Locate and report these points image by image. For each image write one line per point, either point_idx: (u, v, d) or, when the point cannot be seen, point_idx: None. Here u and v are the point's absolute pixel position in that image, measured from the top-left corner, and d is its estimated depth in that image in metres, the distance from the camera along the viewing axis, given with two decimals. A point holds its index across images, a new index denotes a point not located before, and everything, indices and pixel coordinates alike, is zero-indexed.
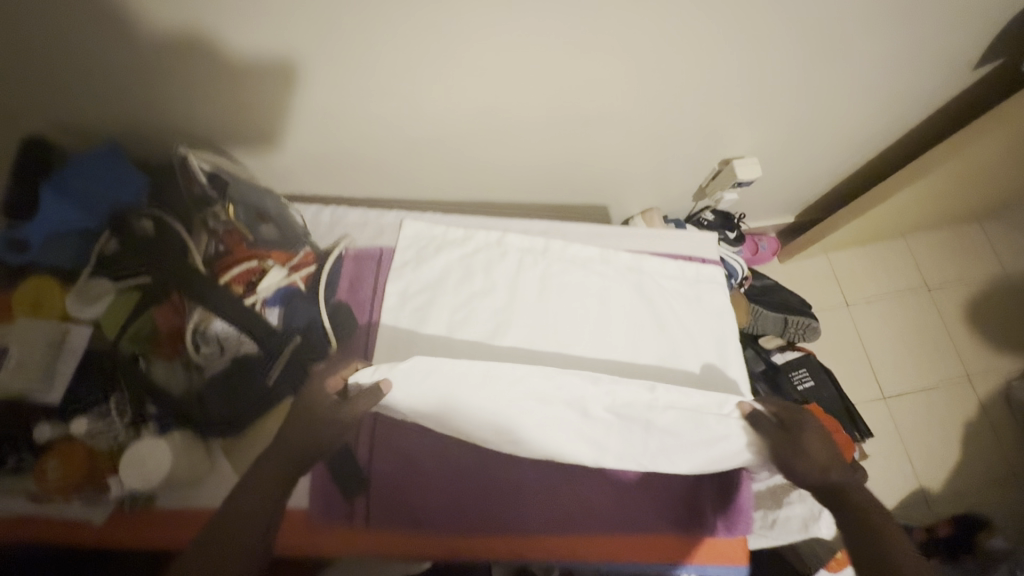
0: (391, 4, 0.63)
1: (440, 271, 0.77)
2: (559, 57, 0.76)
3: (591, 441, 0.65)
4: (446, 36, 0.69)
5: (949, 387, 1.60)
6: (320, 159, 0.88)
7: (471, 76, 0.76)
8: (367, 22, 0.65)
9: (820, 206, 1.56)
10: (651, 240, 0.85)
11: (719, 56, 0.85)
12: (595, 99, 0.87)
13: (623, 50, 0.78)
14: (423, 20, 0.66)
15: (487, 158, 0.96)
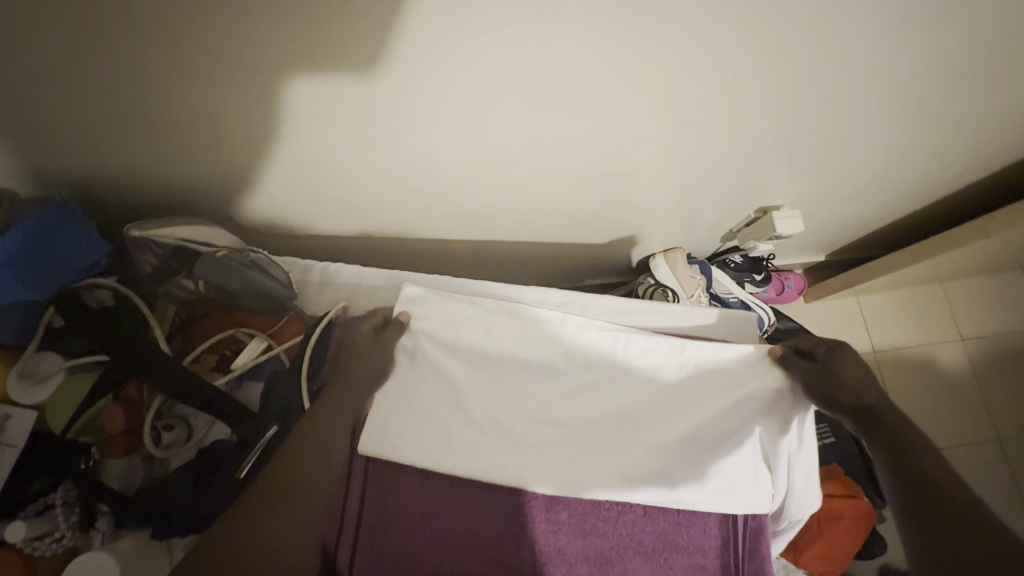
0: (409, 63, 0.52)
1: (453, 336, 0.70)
2: (599, 112, 0.65)
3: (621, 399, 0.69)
4: (469, 98, 0.58)
5: (977, 444, 1.52)
6: (317, 205, 0.79)
7: (496, 130, 0.66)
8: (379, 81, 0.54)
9: (855, 247, 1.45)
10: (683, 315, 0.75)
11: (778, 114, 0.73)
12: (629, 150, 0.76)
13: (668, 107, 0.67)
14: (448, 80, 0.55)
15: (502, 204, 0.87)
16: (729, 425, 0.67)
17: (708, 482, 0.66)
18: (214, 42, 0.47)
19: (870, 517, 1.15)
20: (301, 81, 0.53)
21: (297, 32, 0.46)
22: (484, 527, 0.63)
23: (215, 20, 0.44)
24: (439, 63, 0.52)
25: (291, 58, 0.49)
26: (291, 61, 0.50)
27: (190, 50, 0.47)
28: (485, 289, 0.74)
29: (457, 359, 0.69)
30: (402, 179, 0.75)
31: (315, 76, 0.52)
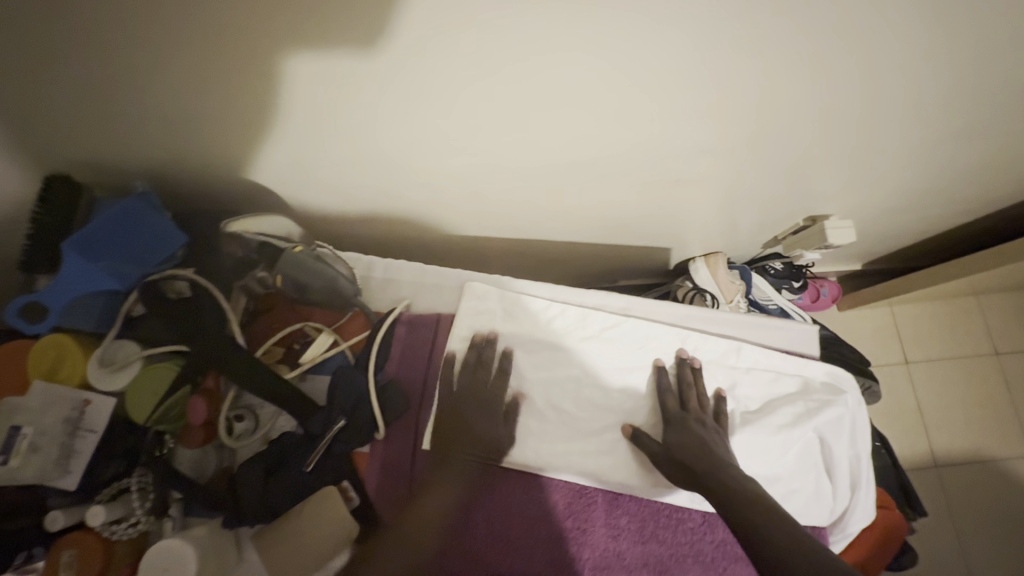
0: (499, 58, 0.52)
1: (516, 332, 0.70)
2: (675, 111, 0.64)
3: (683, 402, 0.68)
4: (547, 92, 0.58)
5: (1007, 459, 1.50)
6: (377, 197, 0.79)
7: (570, 126, 0.65)
8: (464, 76, 0.54)
9: (894, 256, 1.44)
10: (746, 322, 0.73)
11: (847, 121, 0.73)
12: (695, 155, 0.76)
13: (745, 111, 0.66)
14: (532, 76, 0.55)
15: (557, 202, 0.87)
16: (789, 434, 0.66)
17: (773, 491, 0.65)
18: (309, 33, 0.47)
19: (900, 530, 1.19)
20: (383, 71, 0.52)
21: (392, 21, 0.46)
22: (543, 527, 0.64)
23: (313, 11, 0.44)
24: (525, 56, 0.52)
25: (381, 49, 0.49)
26: (380, 52, 0.50)
27: (290, 44, 0.48)
28: (545, 289, 0.74)
29: (516, 357, 0.69)
30: (464, 173, 0.75)
31: (399, 66, 0.52)
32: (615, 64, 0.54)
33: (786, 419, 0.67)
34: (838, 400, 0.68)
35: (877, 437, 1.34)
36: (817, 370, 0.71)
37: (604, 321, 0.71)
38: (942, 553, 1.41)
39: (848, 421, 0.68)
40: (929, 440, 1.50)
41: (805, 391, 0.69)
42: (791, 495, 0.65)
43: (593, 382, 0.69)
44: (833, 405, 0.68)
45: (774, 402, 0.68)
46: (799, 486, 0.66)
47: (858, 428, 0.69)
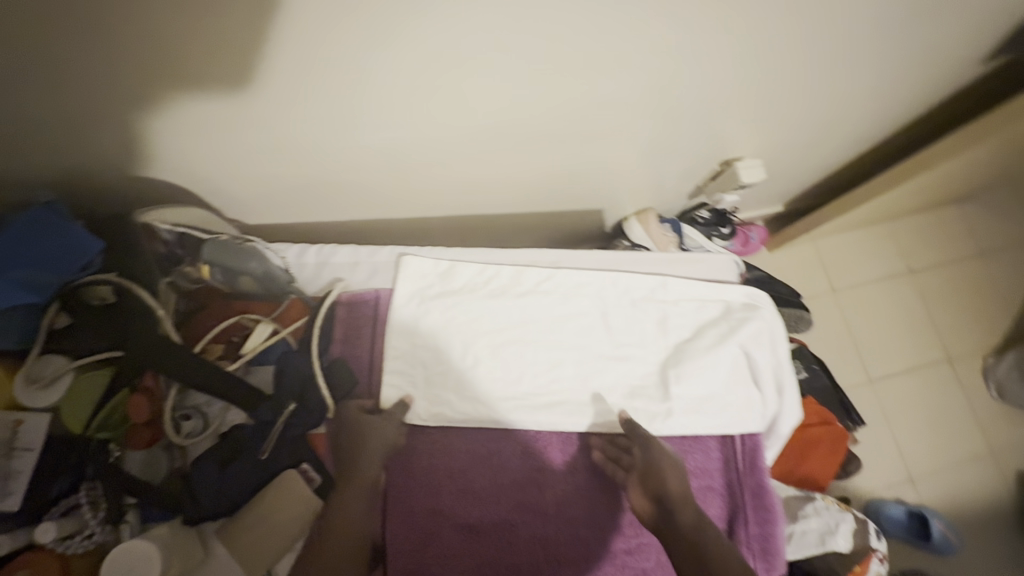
0: (385, 34, 0.53)
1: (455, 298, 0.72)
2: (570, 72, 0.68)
3: (616, 337, 0.73)
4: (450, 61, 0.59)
5: (929, 365, 1.66)
6: (301, 187, 0.80)
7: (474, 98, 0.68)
8: (355, 56, 0.55)
9: (809, 194, 1.55)
10: (667, 259, 0.79)
11: (733, 67, 0.78)
12: (603, 112, 0.80)
13: (637, 64, 0.70)
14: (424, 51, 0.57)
15: (483, 174, 0.90)
16: (716, 353, 0.72)
17: (708, 405, 0.71)
18: (189, 11, 0.46)
19: (841, 442, 1.32)
20: (277, 52, 0.53)
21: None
22: (505, 475, 0.67)
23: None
24: (420, 21, 0.53)
25: (268, 26, 0.49)
26: (267, 29, 0.50)
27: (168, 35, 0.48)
28: (479, 254, 0.77)
29: (457, 320, 0.71)
30: (384, 153, 0.76)
31: (292, 44, 0.52)
32: (509, 21, 0.56)
33: (713, 339, 0.73)
34: (755, 315, 0.75)
35: (817, 360, 1.46)
36: (737, 292, 0.77)
37: (537, 276, 0.74)
38: (883, 458, 1.54)
39: (767, 334, 0.75)
40: (861, 358, 1.63)
41: (727, 312, 0.75)
42: (723, 407, 0.71)
43: (534, 334, 0.72)
44: (751, 320, 0.74)
45: (699, 327, 0.74)
46: (731, 399, 0.72)
47: (777, 338, 0.76)
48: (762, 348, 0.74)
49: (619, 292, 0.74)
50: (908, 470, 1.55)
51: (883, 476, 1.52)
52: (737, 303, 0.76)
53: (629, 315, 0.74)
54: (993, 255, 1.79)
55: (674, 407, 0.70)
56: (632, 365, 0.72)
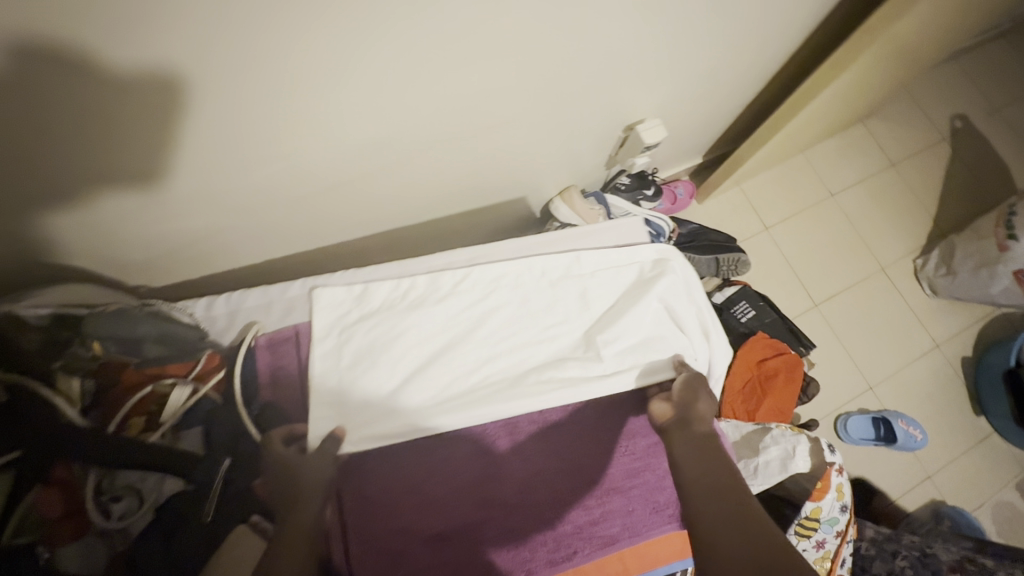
0: (235, 78, 0.52)
1: (375, 317, 0.72)
2: (440, 79, 0.67)
3: (539, 320, 0.74)
4: (328, 86, 0.58)
5: (868, 278, 1.74)
6: (205, 236, 0.76)
7: (354, 120, 0.66)
8: (213, 105, 0.53)
9: (723, 141, 1.60)
10: (576, 234, 0.81)
11: (604, 42, 0.79)
12: (490, 108, 0.80)
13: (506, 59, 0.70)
14: (282, 86, 0.55)
15: (389, 190, 0.89)
16: (636, 312, 0.74)
17: (645, 362, 0.72)
18: (34, 81, 0.44)
19: (797, 369, 1.37)
20: (147, 108, 0.51)
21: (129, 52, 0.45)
22: (461, 481, 0.67)
23: (31, 54, 0.42)
24: (289, 55, 0.52)
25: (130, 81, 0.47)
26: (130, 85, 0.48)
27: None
28: (392, 269, 0.77)
29: (380, 338, 0.70)
30: (282, 189, 0.73)
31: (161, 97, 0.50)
32: (359, 44, 0.54)
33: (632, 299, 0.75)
34: (665, 268, 0.78)
35: (762, 296, 1.53)
36: (647, 251, 0.80)
37: (452, 279, 0.75)
38: (842, 374, 1.61)
39: (682, 285, 0.78)
40: (804, 285, 1.70)
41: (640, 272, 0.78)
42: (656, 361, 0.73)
43: (458, 334, 0.72)
44: (663, 274, 0.77)
45: (616, 294, 0.76)
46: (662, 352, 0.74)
47: (691, 287, 0.80)
48: (677, 297, 0.77)
49: (534, 277, 0.76)
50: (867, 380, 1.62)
51: (845, 392, 1.59)
52: (647, 262, 0.79)
53: (547, 296, 0.75)
54: (905, 164, 1.89)
55: (612, 370, 0.71)
56: (557, 343, 0.73)
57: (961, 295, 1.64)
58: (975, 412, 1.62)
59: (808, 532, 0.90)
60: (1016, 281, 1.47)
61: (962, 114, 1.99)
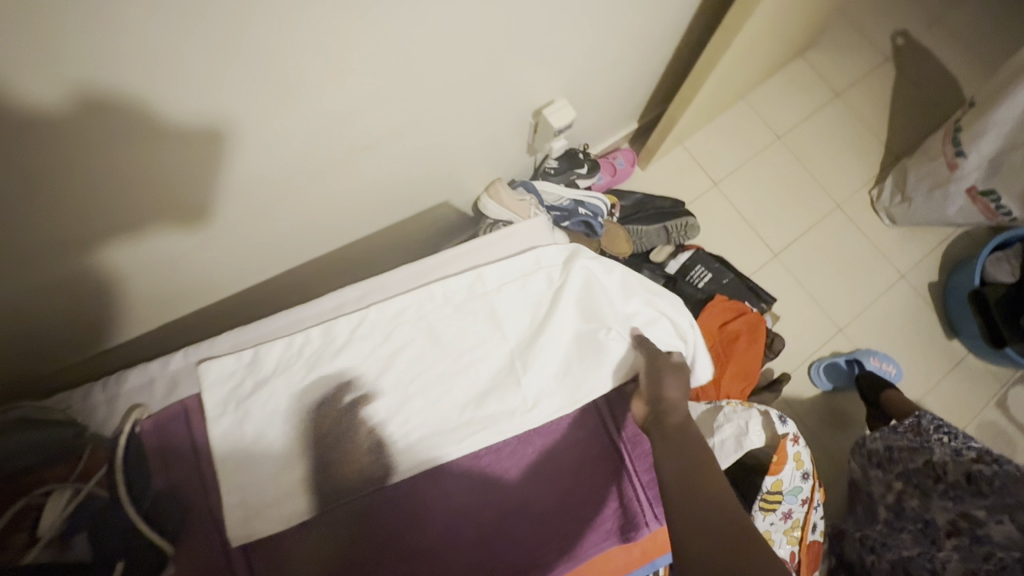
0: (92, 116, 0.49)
1: (271, 380, 0.66)
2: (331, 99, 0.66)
3: (450, 355, 0.69)
4: (228, 115, 0.58)
5: (825, 218, 1.70)
6: (111, 292, 0.74)
7: (256, 149, 0.65)
8: (76, 143, 0.51)
9: (654, 102, 1.53)
10: (475, 248, 0.76)
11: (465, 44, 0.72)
12: (352, 130, 0.73)
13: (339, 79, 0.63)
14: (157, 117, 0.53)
15: (274, 227, 0.83)
16: (547, 328, 0.70)
17: (561, 386, 0.70)
18: None
19: (758, 327, 1.35)
20: (144, 144, 0.55)
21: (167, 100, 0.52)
22: (381, 526, 0.64)
23: None
24: (210, 86, 0.53)
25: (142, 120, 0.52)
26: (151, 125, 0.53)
27: None
28: (282, 320, 0.71)
29: (282, 402, 0.66)
30: (191, 234, 0.72)
31: (168, 134, 0.55)
32: (233, 75, 0.54)
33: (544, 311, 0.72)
34: (575, 271, 0.73)
35: (716, 258, 1.49)
36: (554, 255, 0.75)
37: (348, 324, 0.69)
38: (809, 321, 1.59)
39: (597, 281, 0.73)
40: (760, 237, 1.66)
41: (549, 281, 0.73)
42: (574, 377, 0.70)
43: (365, 385, 0.67)
44: (573, 278, 0.72)
45: (525, 311, 0.72)
46: (581, 367, 0.71)
47: (614, 283, 0.74)
48: (589, 298, 0.72)
49: (437, 306, 0.71)
50: (835, 322, 1.60)
51: (814, 338, 1.57)
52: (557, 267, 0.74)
53: (454, 326, 0.70)
54: (851, 93, 1.82)
55: (536, 391, 0.69)
56: (471, 375, 0.69)
57: (919, 220, 1.60)
58: (948, 336, 1.60)
59: (773, 506, 0.88)
60: (969, 199, 1.44)
61: (903, 31, 1.91)
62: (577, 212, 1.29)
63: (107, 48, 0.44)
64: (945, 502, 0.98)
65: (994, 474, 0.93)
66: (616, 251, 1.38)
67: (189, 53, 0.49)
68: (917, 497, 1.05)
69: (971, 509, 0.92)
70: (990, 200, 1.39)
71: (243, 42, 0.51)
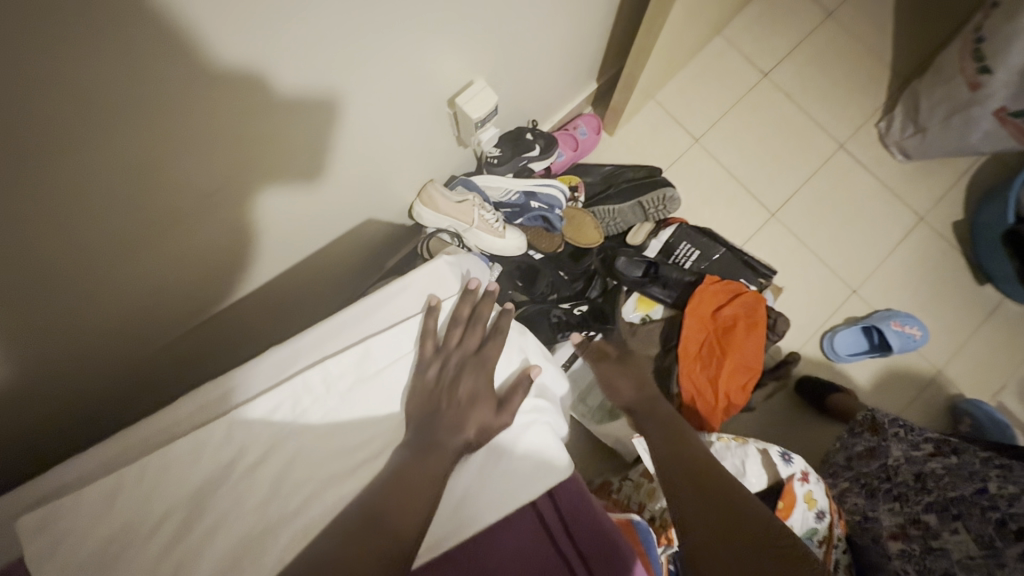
0: (168, 103, 0.46)
1: (104, 532, 0.49)
2: (382, 89, 0.71)
3: (345, 456, 0.53)
4: (319, 103, 0.62)
5: (827, 163, 1.47)
6: (77, 358, 0.65)
7: (318, 144, 0.69)
8: (133, 128, 0.46)
9: (611, 56, 1.30)
10: (365, 309, 0.59)
11: (298, 45, 0.52)
12: (168, 182, 0.54)
13: (101, 132, 0.44)
14: (249, 105, 0.54)
15: (122, 314, 0.65)
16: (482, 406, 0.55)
17: (506, 467, 0.54)
18: None
19: (758, 308, 1.16)
20: (235, 122, 0.54)
21: (241, 99, 0.52)
22: None
23: None
24: (321, 68, 0.58)
25: (207, 113, 0.51)
26: (209, 121, 0.52)
27: None
28: (114, 449, 0.54)
29: (118, 563, 0.48)
30: (159, 280, 0.65)
31: (218, 131, 0.53)
32: (340, 58, 0.59)
33: (474, 344, 0.58)
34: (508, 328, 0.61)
35: (704, 230, 1.29)
36: (463, 303, 0.59)
37: (195, 441, 0.52)
38: (817, 286, 1.40)
39: (525, 340, 0.63)
40: (754, 196, 1.45)
41: (462, 340, 0.57)
42: (517, 469, 0.54)
43: (231, 517, 0.50)
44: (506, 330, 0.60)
45: (433, 386, 0.56)
46: (528, 441, 0.56)
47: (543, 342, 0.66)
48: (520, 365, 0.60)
49: (319, 397, 0.55)
50: (847, 283, 1.40)
51: (824, 304, 1.38)
52: (474, 319, 0.58)
53: (345, 420, 0.55)
54: (845, 8, 1.55)
55: (519, 465, 0.55)
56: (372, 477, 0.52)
57: (936, 153, 1.37)
58: (978, 282, 1.40)
59: None
60: (998, 122, 1.20)
61: None
62: (529, 207, 1.13)
63: (246, 38, 0.47)
64: (893, 496, 0.89)
65: (945, 465, 0.85)
66: (581, 242, 1.21)
67: (280, 50, 0.51)
68: (864, 495, 0.96)
69: (919, 513, 0.83)
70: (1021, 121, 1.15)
71: (323, 46, 0.55)
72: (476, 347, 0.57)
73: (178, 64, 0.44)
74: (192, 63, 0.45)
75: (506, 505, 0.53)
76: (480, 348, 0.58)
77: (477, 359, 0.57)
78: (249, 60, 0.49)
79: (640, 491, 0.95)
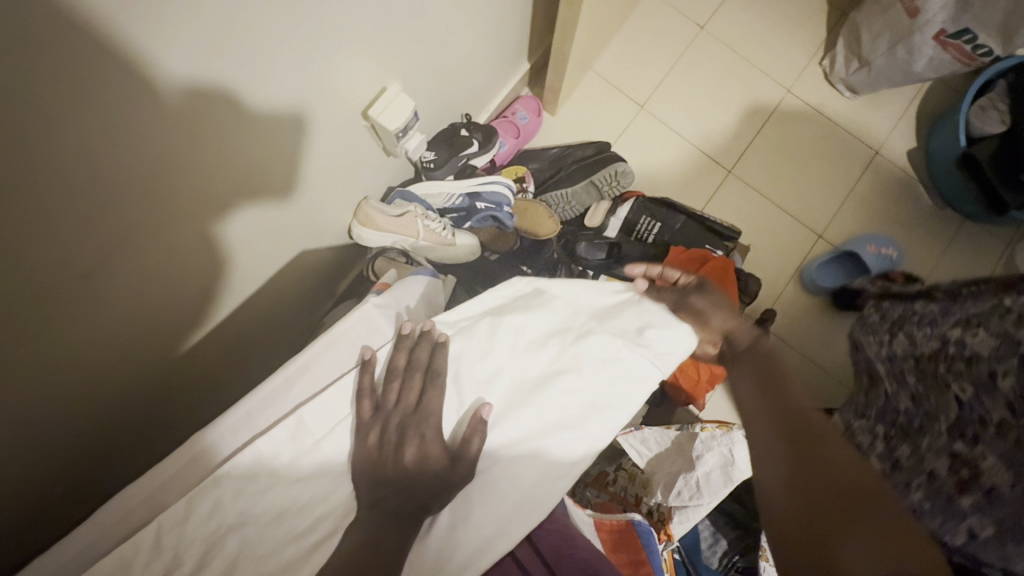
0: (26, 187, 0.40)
1: None
2: (338, 91, 0.71)
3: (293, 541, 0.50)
4: (284, 109, 0.64)
5: (778, 110, 1.43)
6: (16, 485, 0.58)
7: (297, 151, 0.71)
8: None
9: (537, 32, 1.22)
10: (297, 375, 0.57)
11: (149, 88, 0.45)
12: (47, 288, 0.47)
13: None
14: (228, 123, 0.56)
15: (46, 438, 0.58)
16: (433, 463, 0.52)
17: (483, 518, 0.54)
18: None
19: (727, 273, 1.12)
20: (193, 151, 0.54)
21: (121, 149, 0.46)
22: None
23: None
24: (281, 75, 0.59)
25: (89, 183, 0.45)
26: (88, 182, 0.45)
27: None
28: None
29: None
30: (74, 390, 0.58)
31: (102, 195, 0.47)
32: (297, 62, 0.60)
33: (416, 395, 0.55)
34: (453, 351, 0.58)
35: (661, 200, 1.25)
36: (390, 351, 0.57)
37: (119, 559, 0.47)
38: (784, 239, 1.37)
39: (484, 358, 0.58)
40: (709, 156, 1.41)
41: (400, 391, 0.55)
42: (498, 517, 0.54)
43: None
44: (454, 355, 0.58)
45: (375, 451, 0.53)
46: (514, 467, 0.56)
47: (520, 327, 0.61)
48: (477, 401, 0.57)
49: (256, 481, 0.51)
50: (814, 230, 1.38)
51: (792, 256, 1.36)
52: (413, 368, 0.56)
53: (287, 501, 0.52)
54: None
55: (491, 516, 0.54)
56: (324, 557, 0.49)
57: (881, 85, 1.34)
58: (939, 208, 1.38)
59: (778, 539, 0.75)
60: (939, 46, 1.18)
61: None
62: (475, 208, 1.07)
63: (208, 53, 0.48)
64: (1000, 408, 0.40)
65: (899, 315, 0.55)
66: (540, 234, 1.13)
67: (153, 88, 0.46)
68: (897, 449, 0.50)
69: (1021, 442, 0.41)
70: (963, 43, 1.15)
71: (254, 59, 0.54)
72: (416, 398, 0.55)
73: (21, 127, 0.37)
74: (41, 122, 0.39)
75: (483, 558, 0.53)
76: (422, 399, 0.55)
77: (421, 412, 0.54)
78: (114, 104, 0.43)
79: (635, 483, 0.87)
